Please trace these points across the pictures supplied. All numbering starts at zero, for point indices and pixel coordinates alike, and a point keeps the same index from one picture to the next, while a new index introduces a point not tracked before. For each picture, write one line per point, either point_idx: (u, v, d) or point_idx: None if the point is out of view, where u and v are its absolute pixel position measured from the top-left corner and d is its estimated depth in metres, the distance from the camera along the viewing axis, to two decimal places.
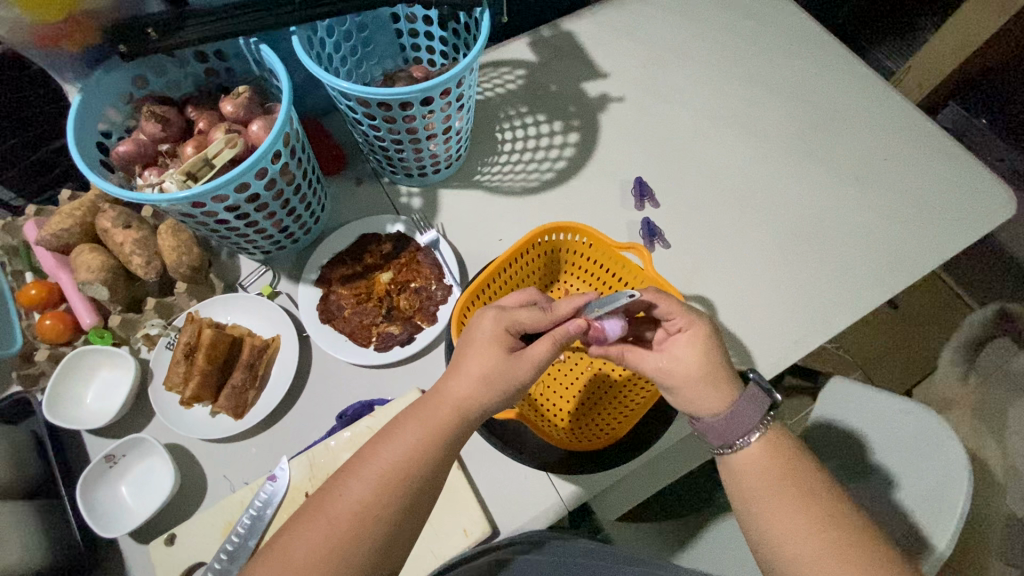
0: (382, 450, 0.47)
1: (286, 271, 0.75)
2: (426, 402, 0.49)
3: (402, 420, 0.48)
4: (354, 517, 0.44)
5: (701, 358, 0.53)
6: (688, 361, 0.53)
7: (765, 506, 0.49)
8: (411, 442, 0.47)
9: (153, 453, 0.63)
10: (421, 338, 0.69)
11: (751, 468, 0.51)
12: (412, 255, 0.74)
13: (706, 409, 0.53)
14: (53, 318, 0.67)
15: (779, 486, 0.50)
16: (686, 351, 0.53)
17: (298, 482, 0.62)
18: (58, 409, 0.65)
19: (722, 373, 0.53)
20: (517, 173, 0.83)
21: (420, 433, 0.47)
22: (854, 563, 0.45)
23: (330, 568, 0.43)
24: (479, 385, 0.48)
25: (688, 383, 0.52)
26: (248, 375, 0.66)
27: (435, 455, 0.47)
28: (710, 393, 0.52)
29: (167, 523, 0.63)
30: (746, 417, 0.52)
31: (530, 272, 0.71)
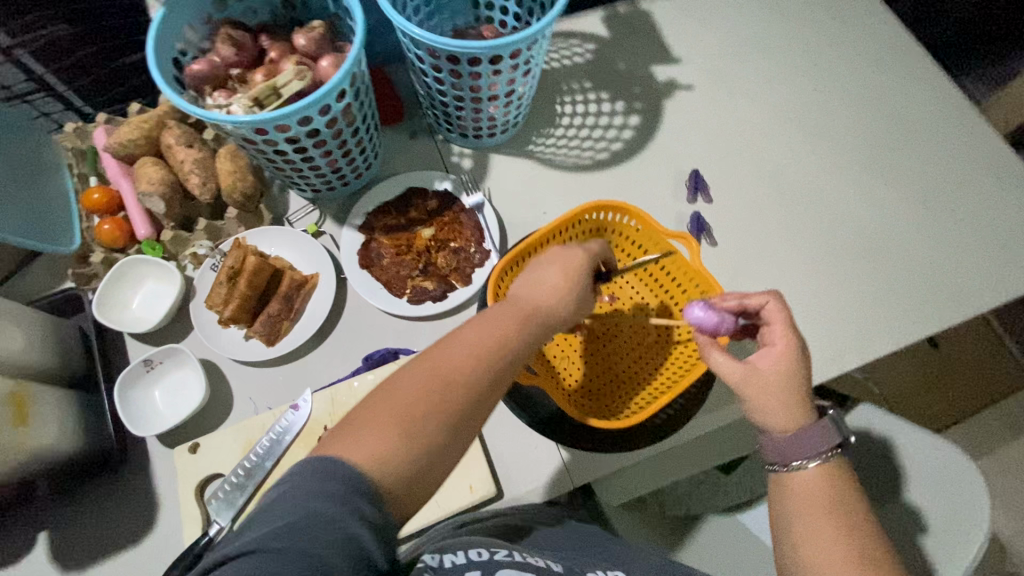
0: (465, 350, 0.44)
1: (331, 213, 0.77)
2: (522, 297, 0.49)
3: (494, 305, 0.49)
4: (439, 405, 0.41)
5: (779, 379, 0.50)
6: (771, 378, 0.50)
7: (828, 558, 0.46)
8: (508, 321, 0.47)
9: (188, 366, 0.67)
10: (456, 297, 0.70)
11: (802, 492, 0.49)
12: (455, 215, 0.75)
13: (768, 425, 0.51)
14: (111, 224, 0.70)
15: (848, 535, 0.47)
16: (777, 338, 0.52)
17: (319, 415, 0.65)
18: (105, 309, 0.68)
19: (798, 393, 0.50)
20: (573, 148, 0.82)
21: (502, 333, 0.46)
22: None
23: (431, 414, 0.41)
24: (560, 288, 0.50)
25: (768, 392, 0.50)
26: (284, 307, 0.69)
27: (527, 333, 0.47)
28: (781, 408, 0.50)
29: (193, 433, 0.66)
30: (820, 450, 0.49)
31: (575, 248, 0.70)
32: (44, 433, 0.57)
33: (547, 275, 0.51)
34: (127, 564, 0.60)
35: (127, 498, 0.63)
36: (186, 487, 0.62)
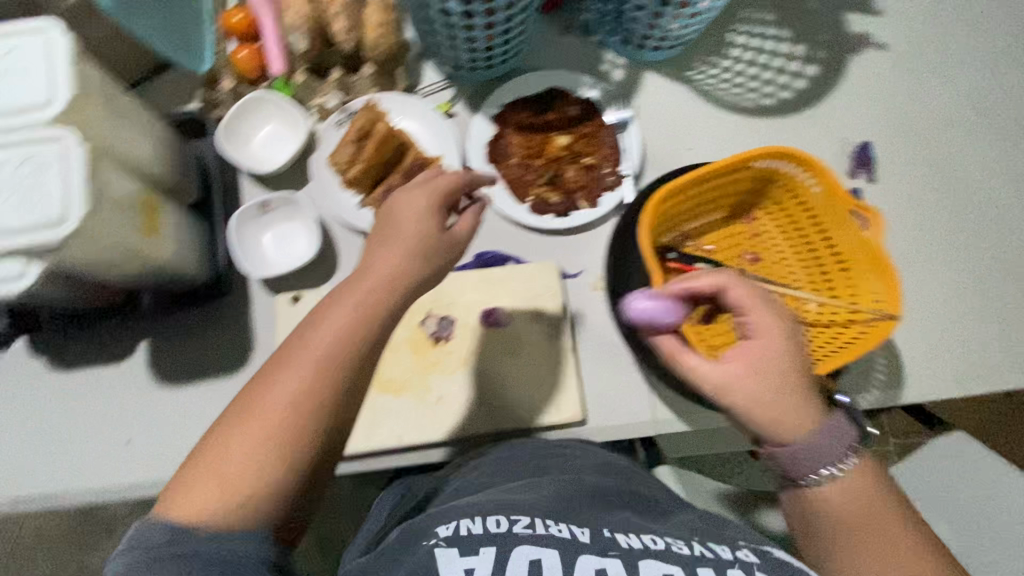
0: (324, 330, 0.42)
1: (466, 96, 0.72)
2: (403, 224, 0.46)
3: (372, 248, 0.46)
4: (273, 429, 0.39)
5: (775, 361, 0.44)
6: (761, 363, 0.44)
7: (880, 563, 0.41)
8: (391, 261, 0.45)
9: (300, 222, 0.65)
10: (580, 216, 0.66)
11: (834, 501, 0.43)
12: (596, 128, 0.69)
13: (790, 432, 0.43)
14: (246, 51, 0.66)
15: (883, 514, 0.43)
16: (768, 322, 0.45)
17: (422, 300, 0.64)
18: (231, 139, 0.66)
19: (807, 389, 0.44)
20: (735, 87, 0.74)
21: (346, 328, 0.42)
22: None
23: (264, 454, 0.39)
24: (782, 353, 0.45)
25: (774, 393, 0.43)
26: (403, 183, 0.66)
27: (395, 294, 0.44)
28: (792, 409, 0.43)
29: (294, 284, 0.66)
30: (794, 413, 0.43)
31: (723, 195, 0.58)
32: (169, 251, 0.57)
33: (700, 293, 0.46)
34: (218, 391, 0.62)
35: (225, 332, 0.64)
36: (285, 335, 0.63)
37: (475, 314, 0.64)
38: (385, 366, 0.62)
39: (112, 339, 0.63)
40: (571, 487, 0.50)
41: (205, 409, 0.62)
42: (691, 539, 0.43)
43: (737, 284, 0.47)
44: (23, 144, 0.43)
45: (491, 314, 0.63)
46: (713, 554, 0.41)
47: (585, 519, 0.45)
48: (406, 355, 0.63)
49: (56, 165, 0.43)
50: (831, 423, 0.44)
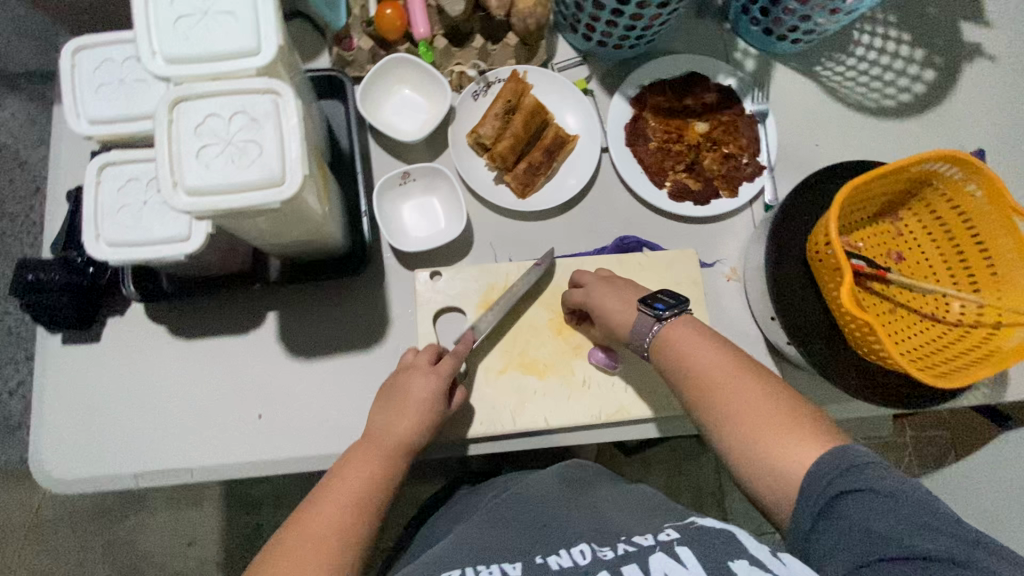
0: (400, 419, 0.51)
1: (600, 75, 0.70)
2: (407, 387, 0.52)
3: (392, 403, 0.51)
4: (387, 450, 0.50)
5: (745, 395, 0.45)
6: (685, 355, 0.48)
7: (769, 458, 0.42)
8: (412, 414, 0.51)
9: (438, 196, 0.64)
10: (719, 205, 0.66)
11: (784, 443, 0.42)
12: (734, 118, 0.68)
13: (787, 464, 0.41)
14: (394, 9, 0.61)
15: (779, 425, 0.43)
16: (700, 335, 0.49)
17: (562, 282, 0.63)
18: (366, 103, 0.63)
19: (795, 425, 0.42)
20: (860, 86, 0.74)
21: (416, 415, 0.51)
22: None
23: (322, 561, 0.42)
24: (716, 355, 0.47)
25: (724, 396, 0.46)
26: (545, 160, 0.64)
27: (417, 438, 0.50)
28: (781, 439, 0.42)
29: (429, 260, 0.63)
30: (751, 394, 0.45)
31: (873, 195, 0.59)
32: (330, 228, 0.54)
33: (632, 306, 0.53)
34: (350, 366, 0.60)
35: (358, 307, 0.61)
36: (424, 312, 0.60)
37: None
38: (526, 348, 0.61)
39: (236, 308, 0.60)
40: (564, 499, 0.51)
41: (337, 387, 0.59)
42: (617, 541, 0.42)
43: (598, 285, 0.56)
44: (233, 97, 0.39)
45: None
46: (636, 547, 0.40)
47: (522, 553, 0.43)
48: (548, 337, 0.61)
49: (273, 120, 0.39)
50: (779, 389, 0.45)
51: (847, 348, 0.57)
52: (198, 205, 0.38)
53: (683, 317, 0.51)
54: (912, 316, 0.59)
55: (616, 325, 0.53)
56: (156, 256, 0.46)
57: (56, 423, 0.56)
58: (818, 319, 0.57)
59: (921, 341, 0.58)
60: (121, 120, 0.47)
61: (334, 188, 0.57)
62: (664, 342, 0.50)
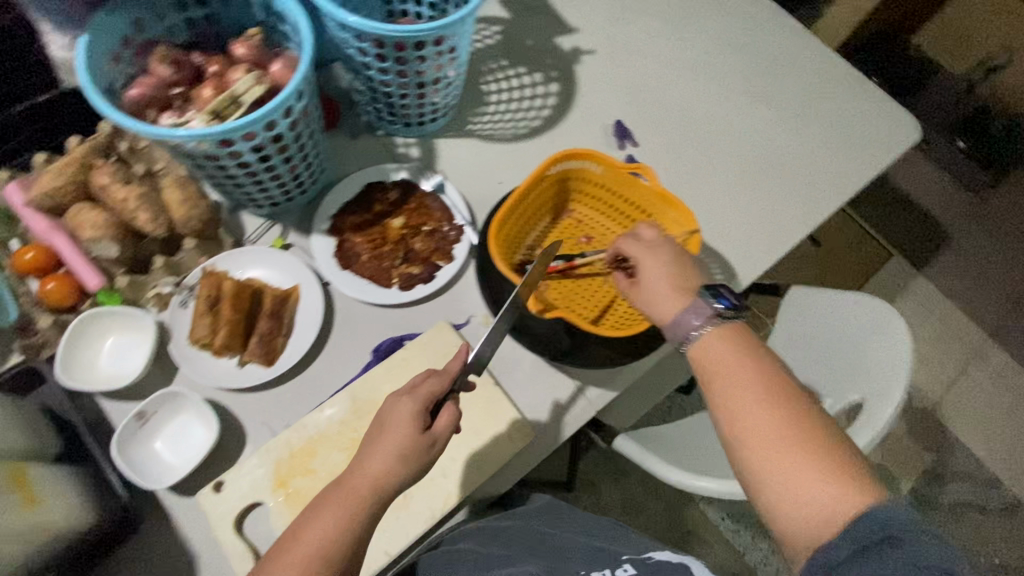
0: (364, 473, 0.50)
1: (294, 225, 0.76)
2: (355, 478, 0.51)
3: (324, 501, 0.50)
4: (329, 546, 0.47)
5: (718, 358, 0.52)
6: (392, 424, 0.52)
7: (802, 498, 0.45)
8: (387, 473, 0.51)
9: (188, 412, 0.63)
10: (443, 273, 0.73)
11: (750, 418, 0.48)
12: (420, 201, 0.77)
13: (758, 431, 0.47)
14: (56, 281, 0.64)
15: (816, 476, 0.45)
16: (726, 354, 0.52)
17: (344, 417, 0.65)
18: (74, 372, 0.62)
19: (758, 369, 0.51)
20: (509, 123, 0.88)
21: (382, 462, 0.51)
22: (824, 477, 0.44)
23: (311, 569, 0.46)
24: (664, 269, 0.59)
25: (736, 422, 0.49)
26: (274, 324, 0.67)
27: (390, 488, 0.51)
28: (769, 417, 0.48)
29: (211, 473, 0.62)
30: (778, 429, 0.47)
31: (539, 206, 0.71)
32: (53, 516, 0.52)
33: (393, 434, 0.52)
34: None
35: (157, 561, 0.58)
36: (223, 526, 0.59)
37: None
38: None
39: None
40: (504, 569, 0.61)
41: None
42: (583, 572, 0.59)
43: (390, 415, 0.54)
44: None
45: None
46: None
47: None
48: None
49: None
50: (765, 364, 0.51)
51: (583, 333, 0.64)
52: None
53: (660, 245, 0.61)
54: None
55: (656, 312, 0.58)
56: None
57: None
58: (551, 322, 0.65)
59: None
60: None
61: (56, 473, 0.56)
62: (700, 359, 0.54)
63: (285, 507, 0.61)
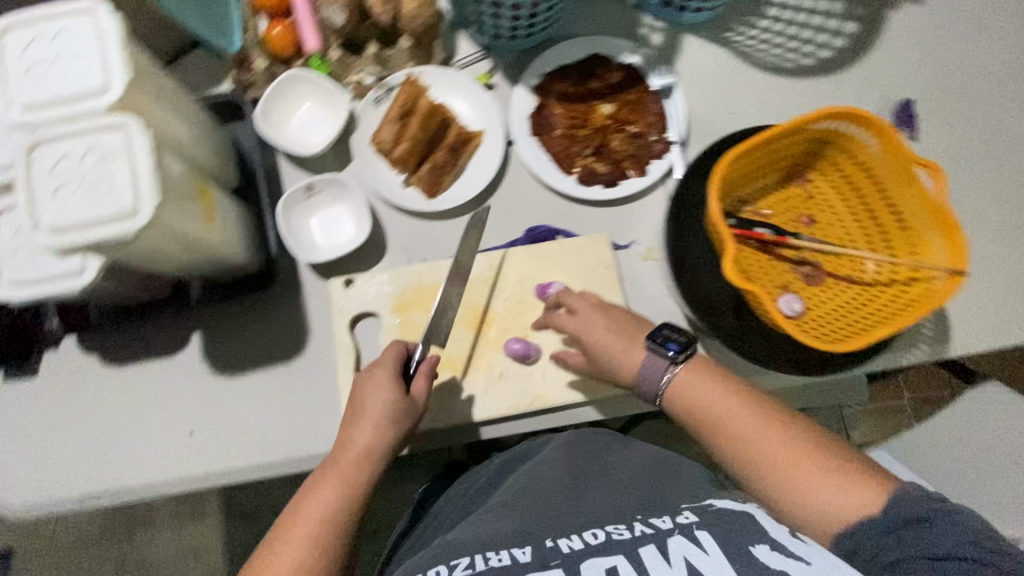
0: (359, 422, 0.53)
1: (504, 68, 0.70)
2: (340, 459, 0.52)
3: (321, 478, 0.51)
4: (353, 462, 0.52)
5: (694, 398, 0.51)
6: (360, 411, 0.54)
7: (815, 501, 0.44)
8: (372, 424, 0.53)
9: (345, 205, 0.64)
10: (629, 185, 0.65)
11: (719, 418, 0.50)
12: (639, 96, 0.68)
13: (805, 471, 0.45)
14: (281, 28, 0.64)
15: (831, 471, 0.45)
16: (711, 392, 0.51)
17: (476, 278, 0.64)
18: (268, 122, 0.65)
19: (751, 395, 0.50)
20: (774, 47, 0.72)
21: (376, 417, 0.53)
22: (816, 461, 0.46)
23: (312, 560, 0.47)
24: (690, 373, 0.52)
25: (768, 458, 0.47)
26: (449, 159, 0.65)
27: (370, 461, 0.52)
28: (764, 430, 0.48)
29: (345, 269, 0.65)
30: (785, 441, 0.47)
31: (774, 159, 0.58)
32: (230, 247, 0.57)
33: (357, 423, 0.53)
34: (275, 380, 0.62)
35: (277, 320, 0.63)
36: (341, 319, 0.62)
37: (529, 288, 0.64)
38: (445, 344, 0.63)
39: (160, 333, 0.62)
40: (561, 493, 0.56)
41: (264, 400, 0.61)
42: (632, 521, 0.49)
43: (364, 390, 0.55)
44: (85, 136, 0.41)
45: (550, 288, 0.63)
46: (653, 531, 0.47)
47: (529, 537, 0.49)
48: (463, 334, 0.62)
49: (122, 154, 0.41)
50: (753, 397, 0.50)
51: (756, 319, 0.56)
52: (57, 244, 0.40)
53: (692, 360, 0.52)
54: (828, 282, 0.58)
55: (619, 364, 0.54)
56: (55, 292, 0.48)
57: (10, 455, 0.60)
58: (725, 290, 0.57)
59: (839, 304, 0.57)
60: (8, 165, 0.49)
61: (234, 206, 0.59)
62: (684, 394, 0.51)
63: (395, 330, 0.63)
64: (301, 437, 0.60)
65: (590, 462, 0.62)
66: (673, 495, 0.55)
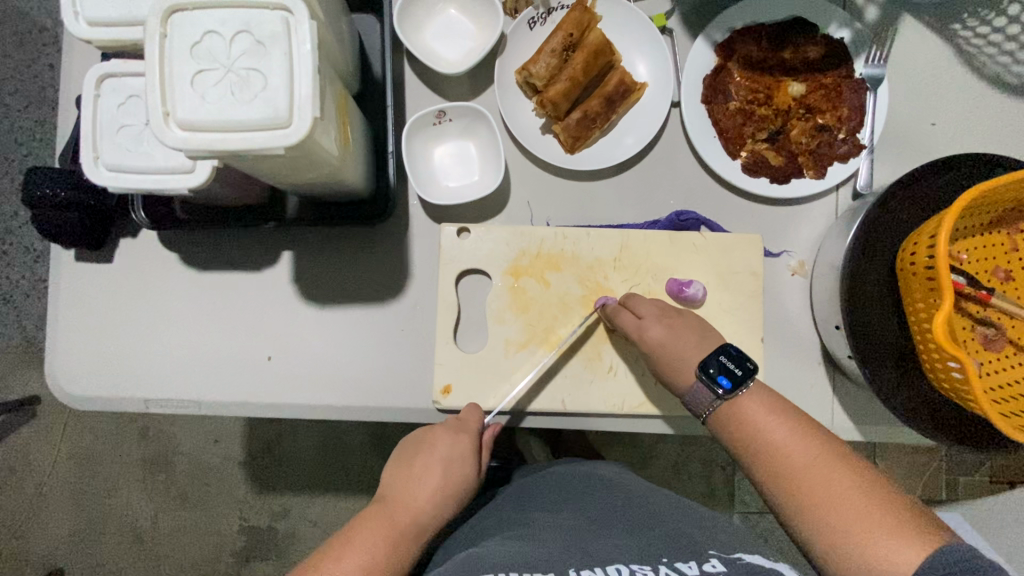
0: (422, 483, 0.48)
1: (685, 11, 0.58)
2: (391, 505, 0.46)
3: (362, 527, 0.44)
4: (407, 519, 0.45)
5: (746, 418, 0.45)
6: (424, 456, 0.49)
7: (850, 544, 0.37)
8: (434, 471, 0.48)
9: (476, 141, 0.57)
10: (799, 186, 0.57)
11: (765, 440, 0.44)
12: (838, 81, 0.57)
13: (850, 504, 0.39)
14: None
15: (874, 518, 0.38)
16: (760, 415, 0.45)
17: (603, 256, 0.56)
18: (405, 23, 0.55)
19: (797, 422, 0.44)
20: (1002, 54, 0.59)
21: (441, 480, 0.48)
22: (866, 502, 0.38)
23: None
24: (767, 404, 0.45)
25: (801, 482, 0.41)
26: (604, 111, 0.55)
27: (440, 507, 0.47)
28: (808, 453, 0.42)
29: (459, 214, 0.57)
30: (831, 479, 0.40)
31: (994, 201, 0.49)
32: (352, 173, 0.49)
33: (420, 466, 0.49)
34: (364, 320, 0.56)
35: (378, 257, 0.56)
36: (447, 271, 0.55)
37: (662, 281, 0.56)
38: (554, 323, 0.55)
39: (251, 245, 0.56)
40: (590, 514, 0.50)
41: (349, 340, 0.56)
42: (658, 561, 0.42)
43: (428, 435, 0.51)
44: (238, 12, 0.33)
45: (688, 288, 0.54)
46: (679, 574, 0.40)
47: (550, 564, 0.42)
48: (579, 316, 0.56)
49: (282, 45, 0.33)
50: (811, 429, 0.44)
51: (919, 375, 0.49)
52: (191, 143, 0.32)
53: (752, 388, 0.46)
54: (1008, 351, 0.51)
55: (673, 373, 0.49)
56: (160, 188, 0.41)
57: (73, 339, 0.55)
58: (892, 339, 0.50)
59: (1015, 378, 0.50)
60: (125, 24, 0.40)
61: (359, 119, 0.50)
62: (732, 416, 0.46)
63: (503, 295, 0.56)
64: (383, 387, 0.56)
65: (636, 502, 0.52)
66: (720, 526, 0.48)
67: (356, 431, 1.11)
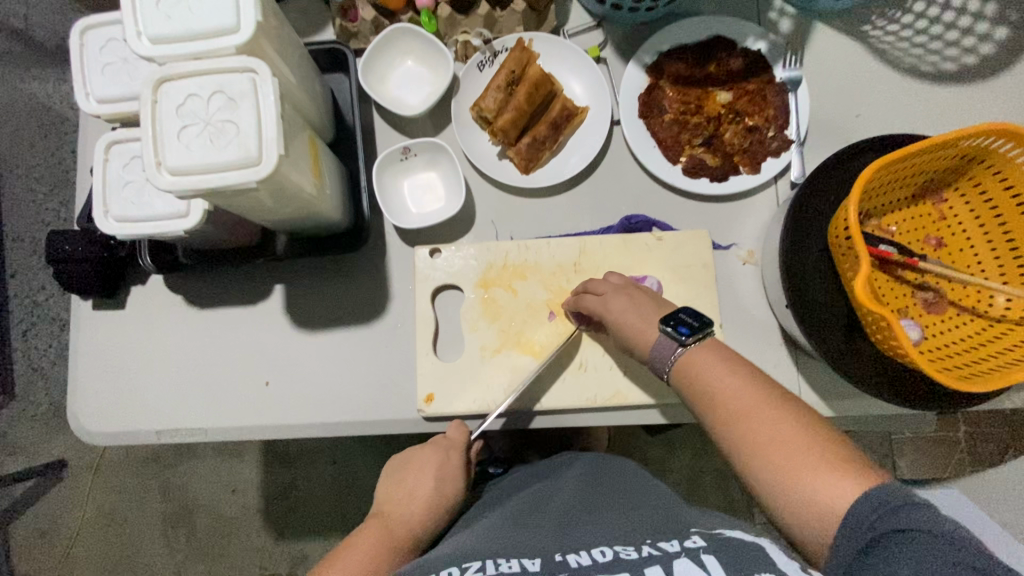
0: (414, 500, 0.52)
1: (616, 41, 0.65)
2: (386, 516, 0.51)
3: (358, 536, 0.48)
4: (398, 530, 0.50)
5: (700, 373, 0.46)
6: (411, 467, 0.54)
7: (792, 484, 0.40)
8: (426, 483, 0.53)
9: (440, 171, 0.64)
10: (737, 182, 0.62)
11: (717, 392, 0.45)
12: (761, 86, 0.62)
13: (797, 449, 0.40)
14: None
15: (815, 461, 0.39)
16: (713, 371, 0.46)
17: (563, 262, 0.61)
18: (369, 78, 0.63)
19: (754, 377, 0.45)
20: (914, 48, 0.65)
21: (434, 491, 0.53)
22: (814, 449, 0.40)
23: None
24: (723, 360, 0.46)
25: (751, 430, 0.43)
26: (551, 133, 0.62)
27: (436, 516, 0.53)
28: (758, 404, 0.43)
29: (431, 237, 0.63)
30: (779, 427, 0.42)
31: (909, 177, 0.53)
32: (331, 209, 0.56)
33: (410, 476, 0.54)
34: (350, 340, 0.61)
35: (360, 282, 0.62)
36: (422, 288, 0.61)
37: None
38: (524, 327, 0.60)
39: (248, 281, 0.62)
40: (569, 501, 0.51)
41: (339, 360, 0.61)
42: (641, 542, 0.42)
43: (420, 449, 0.56)
44: (214, 76, 0.40)
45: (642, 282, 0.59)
46: (661, 551, 0.40)
47: (538, 549, 0.43)
48: (546, 318, 0.60)
49: (250, 97, 0.39)
50: (765, 382, 0.45)
51: (864, 342, 0.53)
52: (180, 185, 0.39)
53: (710, 341, 0.48)
54: (951, 310, 0.54)
55: (631, 342, 0.51)
56: (161, 231, 0.47)
57: (91, 381, 0.61)
58: (836, 310, 0.53)
59: (962, 335, 0.52)
60: (127, 97, 0.48)
61: (334, 161, 0.57)
62: (686, 366, 0.48)
63: (475, 305, 0.61)
64: (372, 400, 0.60)
65: (609, 484, 0.54)
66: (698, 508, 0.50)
67: (367, 469, 1.14)
